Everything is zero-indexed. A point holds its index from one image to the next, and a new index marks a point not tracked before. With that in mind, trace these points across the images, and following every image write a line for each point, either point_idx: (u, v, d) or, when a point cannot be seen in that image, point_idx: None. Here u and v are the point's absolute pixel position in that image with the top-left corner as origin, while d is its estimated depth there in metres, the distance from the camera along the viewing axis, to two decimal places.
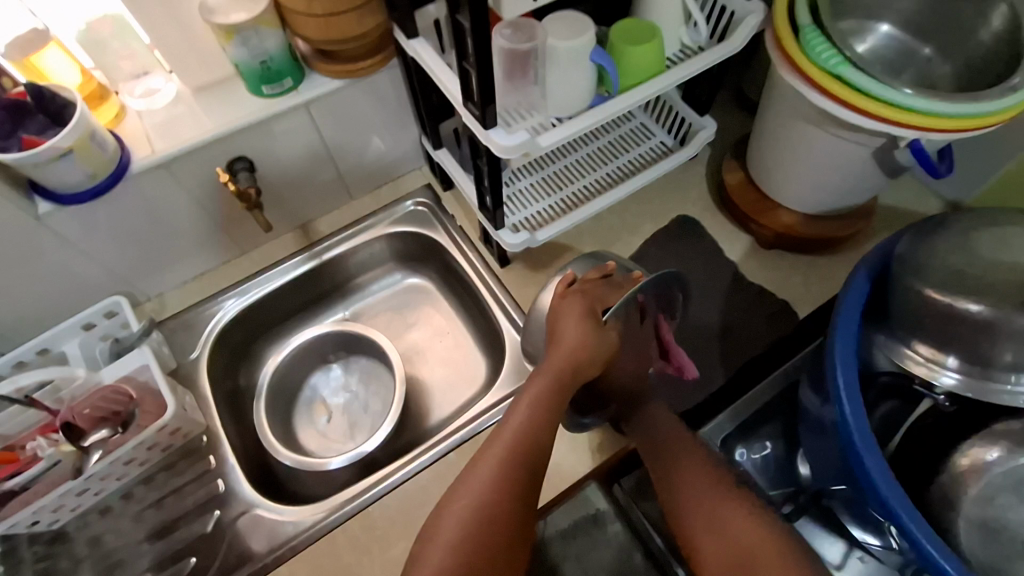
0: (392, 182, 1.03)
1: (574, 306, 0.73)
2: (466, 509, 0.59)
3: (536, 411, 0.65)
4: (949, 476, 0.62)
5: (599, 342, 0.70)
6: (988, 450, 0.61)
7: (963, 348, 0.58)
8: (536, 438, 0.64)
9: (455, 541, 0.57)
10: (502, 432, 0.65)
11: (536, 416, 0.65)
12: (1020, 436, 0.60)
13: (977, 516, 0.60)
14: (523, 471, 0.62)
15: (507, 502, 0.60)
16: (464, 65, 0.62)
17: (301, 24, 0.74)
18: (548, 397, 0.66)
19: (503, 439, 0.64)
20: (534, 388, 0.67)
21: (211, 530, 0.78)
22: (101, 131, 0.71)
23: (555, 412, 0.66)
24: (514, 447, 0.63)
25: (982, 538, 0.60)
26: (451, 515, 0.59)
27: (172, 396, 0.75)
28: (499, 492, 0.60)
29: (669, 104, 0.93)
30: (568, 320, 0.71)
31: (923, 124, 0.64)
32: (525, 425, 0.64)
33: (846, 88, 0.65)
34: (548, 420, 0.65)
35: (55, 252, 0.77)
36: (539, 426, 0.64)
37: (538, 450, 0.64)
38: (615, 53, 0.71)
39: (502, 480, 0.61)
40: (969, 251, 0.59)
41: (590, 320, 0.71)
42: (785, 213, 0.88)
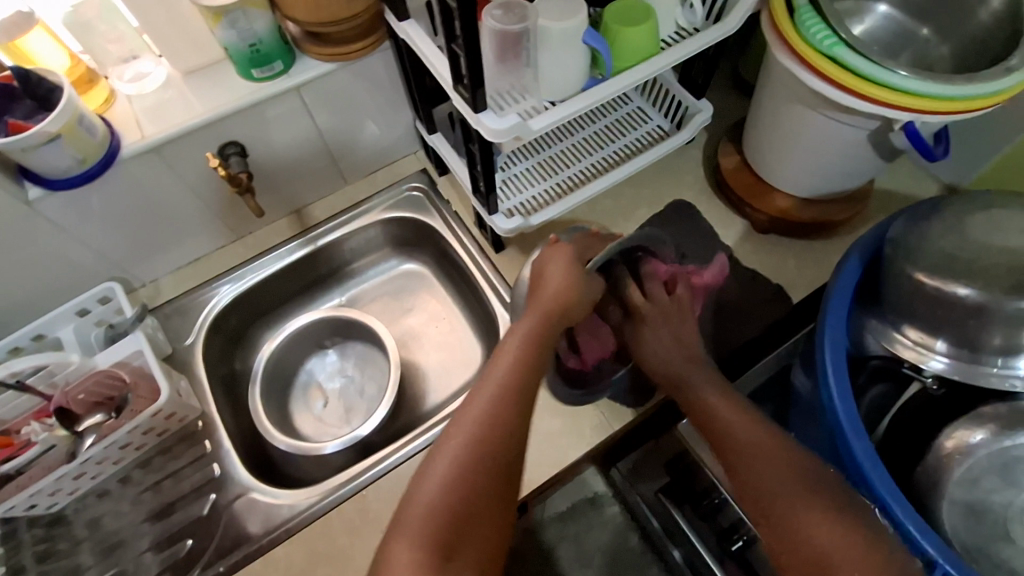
0: (387, 167, 1.02)
1: (559, 254, 0.74)
2: (456, 447, 0.58)
3: (524, 351, 0.65)
4: (935, 459, 0.62)
5: (584, 287, 0.72)
6: (972, 432, 0.62)
7: (952, 333, 0.58)
8: (525, 377, 0.63)
9: (446, 478, 0.56)
10: (490, 372, 0.64)
11: (525, 356, 0.65)
12: (1008, 420, 0.61)
13: (962, 498, 0.61)
14: (513, 409, 0.61)
15: (497, 437, 0.59)
16: (453, 47, 0.61)
17: (290, 7, 0.72)
18: (535, 340, 0.67)
19: (492, 379, 0.63)
20: (522, 330, 0.67)
21: (208, 512, 0.79)
22: (89, 115, 0.70)
23: (542, 353, 0.66)
24: (505, 384, 0.62)
25: (966, 521, 0.60)
26: (442, 451, 0.59)
27: (166, 382, 0.76)
28: (488, 427, 0.59)
29: (666, 88, 0.92)
30: (556, 266, 0.73)
31: (917, 107, 0.63)
32: (512, 365, 0.64)
33: (839, 68, 0.65)
34: (536, 358, 0.65)
35: (47, 238, 0.77)
36: (526, 367, 0.64)
37: (528, 387, 0.63)
38: (608, 34, 0.70)
39: (491, 417, 0.60)
40: (961, 234, 0.58)
41: (576, 265, 0.73)
42: (780, 197, 0.87)
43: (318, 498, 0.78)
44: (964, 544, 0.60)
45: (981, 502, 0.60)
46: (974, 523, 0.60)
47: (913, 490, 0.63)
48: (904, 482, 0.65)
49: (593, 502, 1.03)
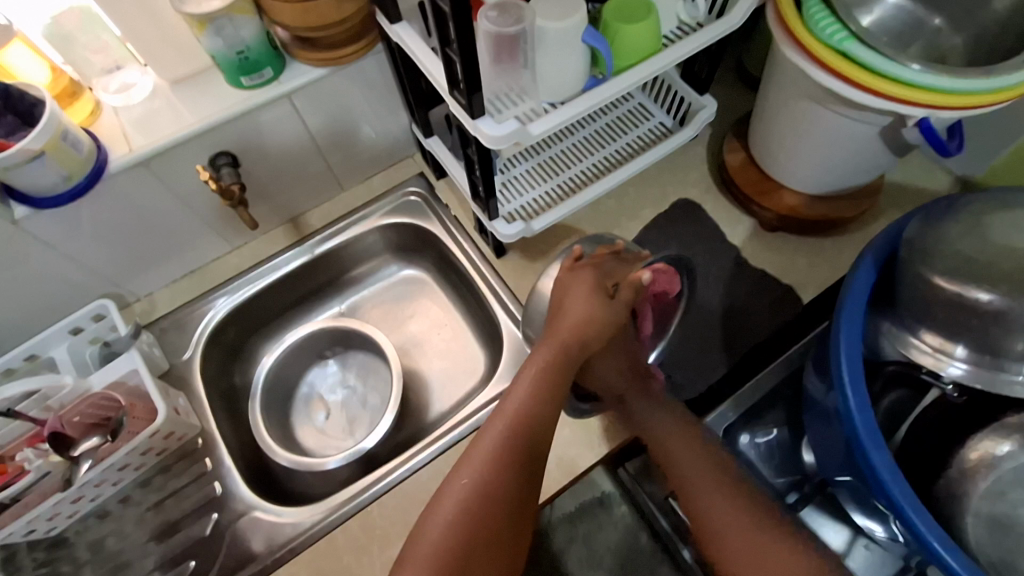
0: (385, 172, 1.00)
1: (583, 282, 0.73)
2: (467, 484, 0.59)
3: (540, 383, 0.65)
4: (956, 471, 0.60)
5: (608, 324, 0.72)
6: (999, 443, 0.60)
7: (972, 338, 0.56)
8: (541, 411, 0.64)
9: (451, 517, 0.57)
10: (506, 405, 0.64)
11: (543, 388, 0.65)
12: None
13: (985, 510, 0.59)
14: (524, 449, 0.62)
15: (509, 476, 0.60)
16: (447, 51, 0.59)
17: (275, 11, 0.70)
18: (549, 374, 0.67)
19: (506, 414, 0.63)
20: (536, 361, 0.68)
21: (211, 532, 0.77)
22: (74, 130, 0.68)
23: (559, 385, 0.67)
24: (518, 418, 0.63)
25: (992, 535, 0.58)
26: (452, 486, 0.59)
27: (163, 401, 0.74)
28: (503, 463, 0.60)
29: (668, 84, 0.90)
30: (578, 307, 0.72)
31: (930, 103, 0.61)
32: (526, 402, 0.64)
33: (850, 64, 0.62)
34: (551, 395, 0.65)
35: (36, 257, 0.75)
36: (543, 401, 0.65)
37: (542, 423, 0.64)
38: (608, 32, 0.68)
39: (505, 454, 0.60)
40: (980, 235, 0.56)
41: (599, 295, 0.72)
42: (789, 195, 0.85)
43: (321, 516, 0.76)
44: (988, 558, 0.58)
45: (1005, 515, 0.58)
46: (997, 536, 0.58)
47: (934, 501, 0.61)
48: (924, 493, 0.63)
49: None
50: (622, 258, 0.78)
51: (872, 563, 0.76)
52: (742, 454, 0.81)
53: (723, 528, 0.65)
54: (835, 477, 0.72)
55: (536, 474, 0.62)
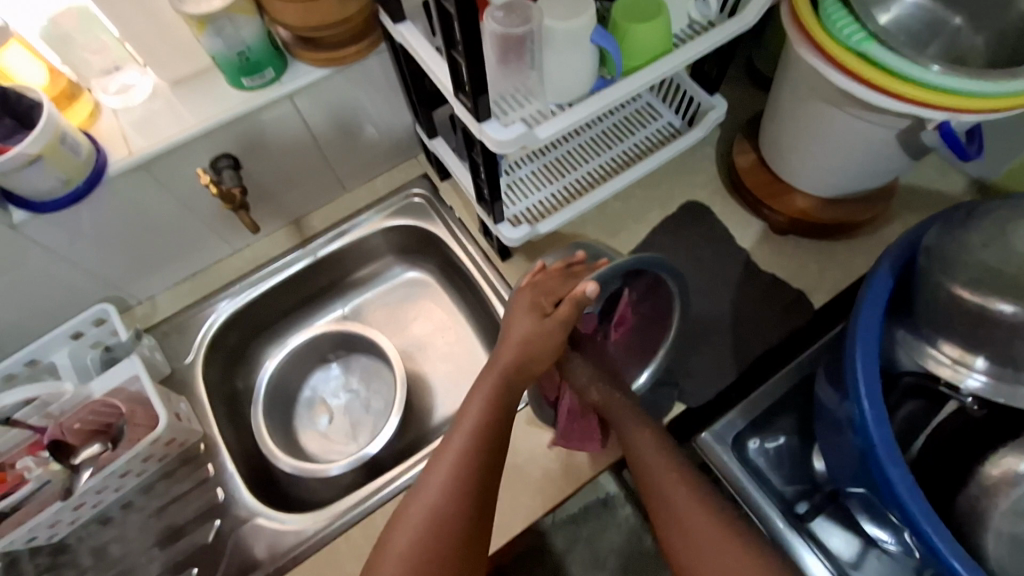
0: (389, 173, 0.98)
1: (521, 303, 0.73)
2: (416, 518, 0.60)
3: (485, 410, 0.66)
4: (978, 487, 0.58)
5: (548, 343, 0.70)
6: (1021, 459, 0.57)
7: (994, 350, 0.54)
8: (486, 437, 0.64)
9: (402, 552, 0.59)
10: (454, 433, 0.65)
11: (488, 417, 0.66)
12: None
13: (1007, 530, 0.57)
14: (471, 476, 0.62)
15: (456, 507, 0.60)
16: (452, 53, 0.57)
17: (277, 11, 0.68)
18: (493, 401, 0.67)
19: (455, 443, 0.64)
20: (483, 386, 0.68)
21: (213, 539, 0.76)
22: (72, 133, 0.67)
23: (504, 408, 0.67)
24: (465, 447, 0.63)
25: (1013, 551, 0.56)
26: (404, 521, 0.61)
27: (164, 407, 0.73)
28: (450, 495, 0.61)
29: (677, 84, 0.88)
30: (517, 329, 0.71)
31: (951, 106, 0.59)
32: (474, 428, 0.65)
33: (868, 66, 0.60)
34: (495, 420, 0.66)
35: (36, 260, 0.74)
36: (489, 429, 0.65)
37: (491, 446, 0.64)
38: (617, 32, 0.66)
39: (452, 485, 0.61)
40: (1003, 244, 0.54)
41: (540, 314, 0.71)
42: (800, 197, 0.83)
43: (324, 524, 0.75)
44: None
45: None
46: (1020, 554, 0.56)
47: (952, 516, 0.59)
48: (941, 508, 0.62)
49: (606, 503, 1.04)
50: (578, 270, 0.76)
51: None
52: (750, 462, 0.78)
53: (670, 517, 0.63)
54: (846, 487, 0.71)
55: (489, 498, 0.63)
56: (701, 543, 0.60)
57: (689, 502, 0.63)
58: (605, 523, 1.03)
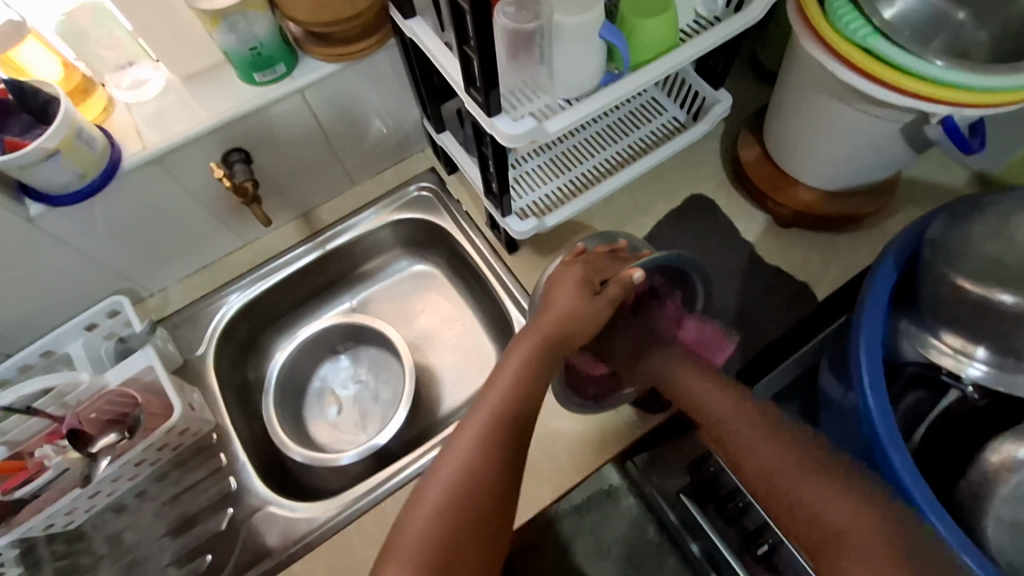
0: (396, 166, 0.99)
1: (569, 278, 0.72)
2: (446, 479, 0.60)
3: (523, 371, 0.65)
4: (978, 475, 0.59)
5: (594, 316, 0.70)
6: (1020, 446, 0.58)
7: (994, 340, 0.55)
8: (524, 401, 0.64)
9: (433, 511, 0.58)
10: (487, 394, 0.65)
11: (523, 381, 0.65)
12: None
13: (1008, 517, 0.58)
14: (508, 434, 0.62)
15: (490, 469, 0.60)
16: (464, 48, 0.58)
17: (288, 6, 0.69)
18: (534, 365, 0.66)
19: (489, 407, 0.64)
20: (520, 351, 0.67)
21: (226, 527, 0.78)
22: (87, 127, 0.67)
23: (544, 376, 0.66)
24: (501, 410, 0.63)
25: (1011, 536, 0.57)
26: (434, 482, 0.60)
27: (179, 398, 0.74)
28: (484, 457, 0.60)
29: (682, 78, 0.89)
30: (558, 304, 0.70)
31: (953, 100, 0.60)
32: (510, 391, 0.64)
33: (874, 61, 0.61)
34: (535, 385, 0.65)
35: (52, 253, 0.76)
36: (529, 395, 0.64)
37: (528, 411, 0.64)
38: (625, 27, 0.67)
39: (486, 448, 0.61)
40: (1004, 237, 0.55)
41: (587, 288, 0.71)
42: (804, 190, 0.84)
43: (335, 511, 0.77)
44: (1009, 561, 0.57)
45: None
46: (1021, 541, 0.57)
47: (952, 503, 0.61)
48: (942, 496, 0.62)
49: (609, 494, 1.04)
50: (622, 256, 0.77)
51: None
52: None
53: (757, 463, 0.58)
54: None
55: (522, 460, 0.62)
56: (795, 488, 0.55)
57: (779, 450, 0.58)
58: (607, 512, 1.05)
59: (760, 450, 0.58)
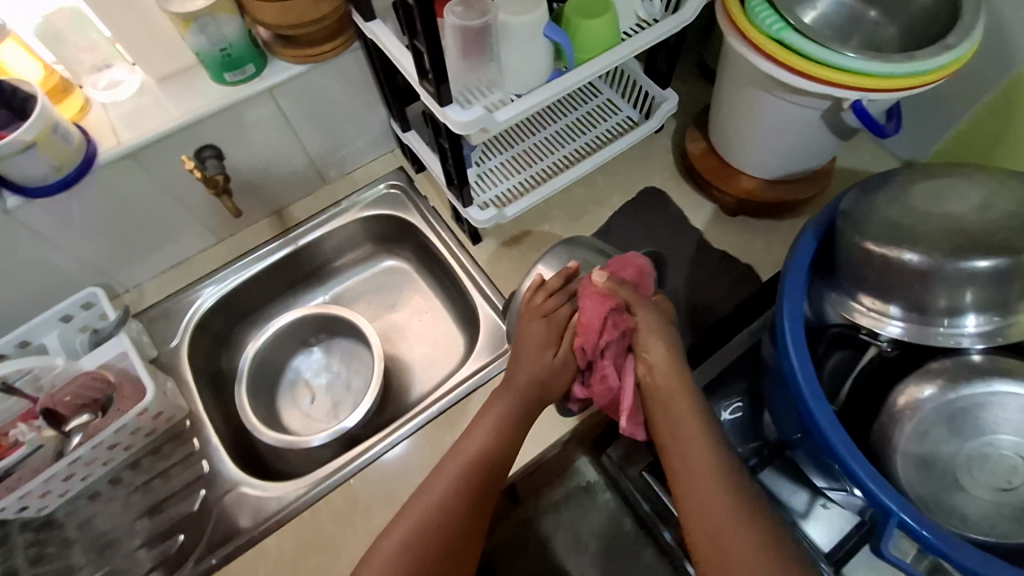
0: (365, 166, 1.04)
1: (531, 335, 0.75)
2: (419, 513, 0.65)
3: (500, 428, 0.71)
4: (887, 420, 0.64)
5: (566, 371, 0.74)
6: (921, 387, 0.60)
7: (904, 297, 0.60)
8: (495, 454, 0.70)
9: (402, 541, 0.64)
10: (463, 444, 0.70)
11: (499, 435, 0.71)
12: (952, 373, 0.60)
13: (914, 450, 0.59)
14: (478, 487, 0.68)
15: (459, 511, 0.66)
16: (416, 43, 0.64)
17: (257, 10, 0.74)
18: (508, 424, 0.72)
19: (464, 455, 0.69)
20: (496, 409, 0.73)
21: (198, 508, 0.80)
22: (64, 123, 0.71)
23: (515, 433, 0.72)
24: (476, 458, 0.69)
25: (919, 473, 0.58)
26: (407, 515, 0.65)
27: (152, 381, 0.77)
28: (455, 500, 0.66)
29: (633, 79, 0.95)
30: (528, 348, 0.74)
31: (863, 86, 0.66)
32: (486, 445, 0.70)
33: (789, 52, 0.67)
34: (507, 443, 0.71)
35: (29, 246, 0.79)
36: (501, 446, 0.71)
37: (496, 466, 0.69)
38: (569, 27, 0.73)
39: (457, 494, 0.66)
40: (909, 206, 0.60)
41: (550, 348, 0.74)
42: (746, 179, 0.90)
43: (304, 490, 0.79)
44: (920, 496, 0.58)
45: (932, 454, 0.58)
46: (926, 475, 0.58)
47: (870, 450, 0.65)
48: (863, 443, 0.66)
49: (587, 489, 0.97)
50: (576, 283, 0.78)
51: (831, 522, 0.79)
52: None
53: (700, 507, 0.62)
54: (791, 439, 0.77)
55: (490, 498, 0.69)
56: (723, 525, 0.60)
57: (699, 452, 0.65)
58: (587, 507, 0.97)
59: (685, 450, 0.66)
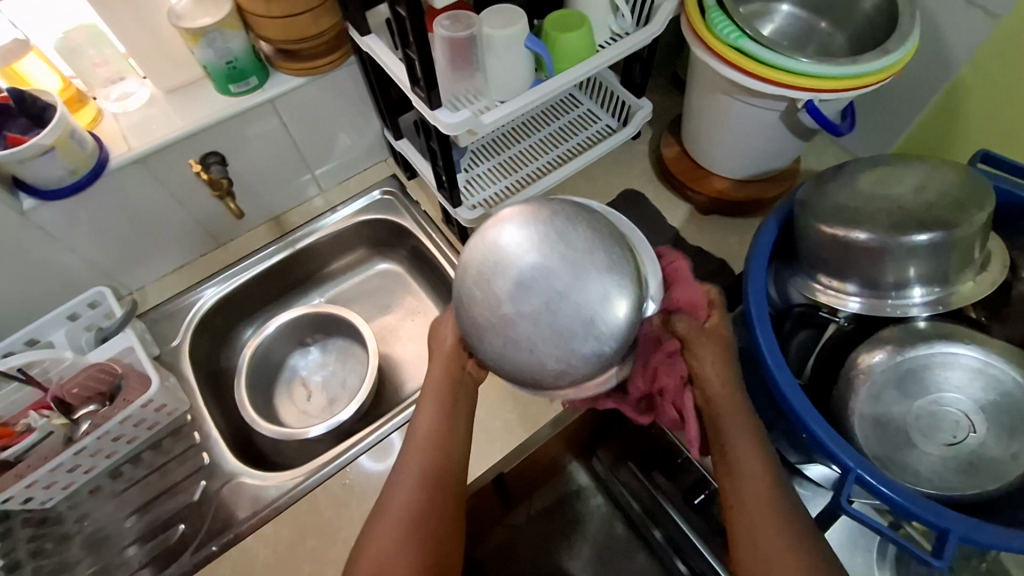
0: (359, 175, 1.10)
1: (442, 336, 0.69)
2: (394, 515, 0.63)
3: (442, 410, 0.67)
4: (841, 383, 0.68)
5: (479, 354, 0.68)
6: (874, 352, 0.67)
7: (858, 274, 0.66)
8: (447, 436, 0.67)
9: (382, 545, 0.61)
10: (415, 443, 0.67)
11: (444, 417, 0.68)
12: (901, 339, 0.67)
13: (870, 413, 0.66)
14: (438, 475, 0.65)
15: (429, 503, 0.63)
16: (407, 52, 0.70)
17: (261, 26, 0.80)
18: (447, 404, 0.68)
19: (416, 442, 0.67)
20: (432, 389, 0.68)
21: (198, 498, 0.83)
22: (80, 130, 0.77)
23: (461, 411, 0.69)
24: (430, 443, 0.66)
25: (875, 433, 0.65)
26: (381, 520, 0.63)
27: (157, 373, 0.81)
28: (420, 493, 0.64)
29: (610, 90, 1.02)
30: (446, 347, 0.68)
31: (814, 87, 0.73)
32: (434, 428, 0.67)
33: (746, 58, 0.74)
34: (454, 423, 0.68)
35: (41, 247, 0.83)
36: (448, 429, 0.67)
37: (450, 449, 0.67)
38: (548, 40, 0.80)
39: (421, 487, 0.64)
40: (858, 191, 0.66)
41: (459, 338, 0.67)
42: (717, 179, 0.97)
43: (301, 478, 0.82)
44: (876, 455, 0.64)
45: (885, 415, 0.65)
46: (881, 435, 0.65)
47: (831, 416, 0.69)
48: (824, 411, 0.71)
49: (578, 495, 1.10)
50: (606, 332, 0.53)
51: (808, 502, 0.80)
52: None
53: (747, 528, 0.58)
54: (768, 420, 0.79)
55: (456, 484, 0.66)
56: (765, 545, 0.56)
57: (758, 485, 0.59)
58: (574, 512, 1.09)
59: (740, 480, 0.59)
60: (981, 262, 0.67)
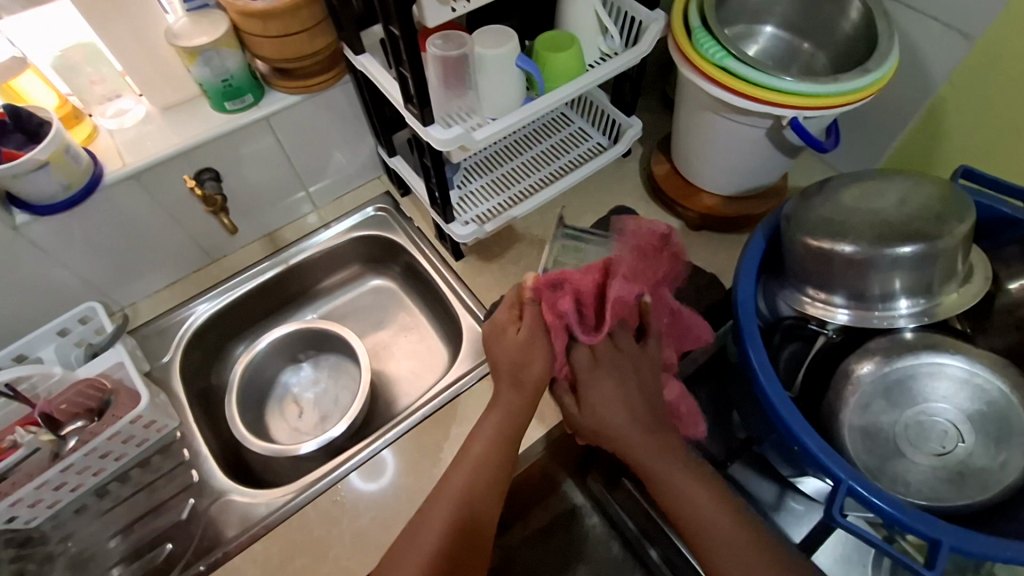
0: (353, 192, 1.10)
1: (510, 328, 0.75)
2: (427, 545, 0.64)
3: (496, 437, 0.71)
4: (832, 395, 0.68)
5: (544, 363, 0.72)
6: (863, 364, 0.68)
7: (844, 286, 0.67)
8: (493, 464, 0.70)
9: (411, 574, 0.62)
10: (461, 469, 0.69)
11: (499, 437, 0.71)
12: (889, 350, 0.68)
13: (858, 423, 0.66)
14: (474, 507, 0.67)
15: (463, 535, 0.66)
16: (401, 70, 0.71)
17: (257, 45, 0.82)
18: (505, 429, 0.72)
19: (462, 468, 0.69)
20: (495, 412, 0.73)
21: (186, 517, 0.82)
22: (75, 146, 0.78)
23: (517, 433, 0.72)
24: (478, 465, 0.69)
25: (864, 444, 0.66)
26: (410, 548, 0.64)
27: (146, 388, 0.80)
28: (454, 527, 0.65)
29: (601, 109, 1.04)
30: (511, 337, 0.73)
31: (798, 105, 0.74)
32: (484, 453, 0.70)
33: (731, 77, 0.76)
34: (504, 448, 0.71)
35: (31, 262, 0.83)
36: (500, 453, 0.71)
37: (499, 475, 0.70)
38: (539, 60, 0.82)
39: (457, 518, 0.66)
40: (845, 205, 0.68)
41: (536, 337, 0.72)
42: (707, 196, 0.98)
43: (290, 497, 0.81)
44: (866, 465, 0.65)
45: (874, 425, 0.66)
46: (870, 445, 0.66)
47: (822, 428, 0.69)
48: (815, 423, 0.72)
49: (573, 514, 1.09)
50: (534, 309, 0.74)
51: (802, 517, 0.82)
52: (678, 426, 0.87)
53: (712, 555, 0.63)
54: (761, 435, 0.79)
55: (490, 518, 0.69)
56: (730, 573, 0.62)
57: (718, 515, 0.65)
58: (570, 533, 1.07)
59: (697, 506, 0.65)
60: (962, 275, 0.68)
